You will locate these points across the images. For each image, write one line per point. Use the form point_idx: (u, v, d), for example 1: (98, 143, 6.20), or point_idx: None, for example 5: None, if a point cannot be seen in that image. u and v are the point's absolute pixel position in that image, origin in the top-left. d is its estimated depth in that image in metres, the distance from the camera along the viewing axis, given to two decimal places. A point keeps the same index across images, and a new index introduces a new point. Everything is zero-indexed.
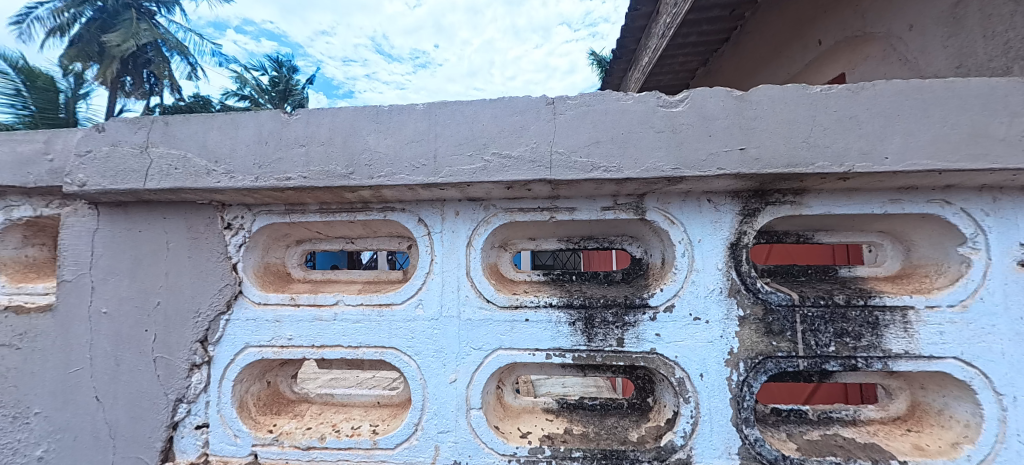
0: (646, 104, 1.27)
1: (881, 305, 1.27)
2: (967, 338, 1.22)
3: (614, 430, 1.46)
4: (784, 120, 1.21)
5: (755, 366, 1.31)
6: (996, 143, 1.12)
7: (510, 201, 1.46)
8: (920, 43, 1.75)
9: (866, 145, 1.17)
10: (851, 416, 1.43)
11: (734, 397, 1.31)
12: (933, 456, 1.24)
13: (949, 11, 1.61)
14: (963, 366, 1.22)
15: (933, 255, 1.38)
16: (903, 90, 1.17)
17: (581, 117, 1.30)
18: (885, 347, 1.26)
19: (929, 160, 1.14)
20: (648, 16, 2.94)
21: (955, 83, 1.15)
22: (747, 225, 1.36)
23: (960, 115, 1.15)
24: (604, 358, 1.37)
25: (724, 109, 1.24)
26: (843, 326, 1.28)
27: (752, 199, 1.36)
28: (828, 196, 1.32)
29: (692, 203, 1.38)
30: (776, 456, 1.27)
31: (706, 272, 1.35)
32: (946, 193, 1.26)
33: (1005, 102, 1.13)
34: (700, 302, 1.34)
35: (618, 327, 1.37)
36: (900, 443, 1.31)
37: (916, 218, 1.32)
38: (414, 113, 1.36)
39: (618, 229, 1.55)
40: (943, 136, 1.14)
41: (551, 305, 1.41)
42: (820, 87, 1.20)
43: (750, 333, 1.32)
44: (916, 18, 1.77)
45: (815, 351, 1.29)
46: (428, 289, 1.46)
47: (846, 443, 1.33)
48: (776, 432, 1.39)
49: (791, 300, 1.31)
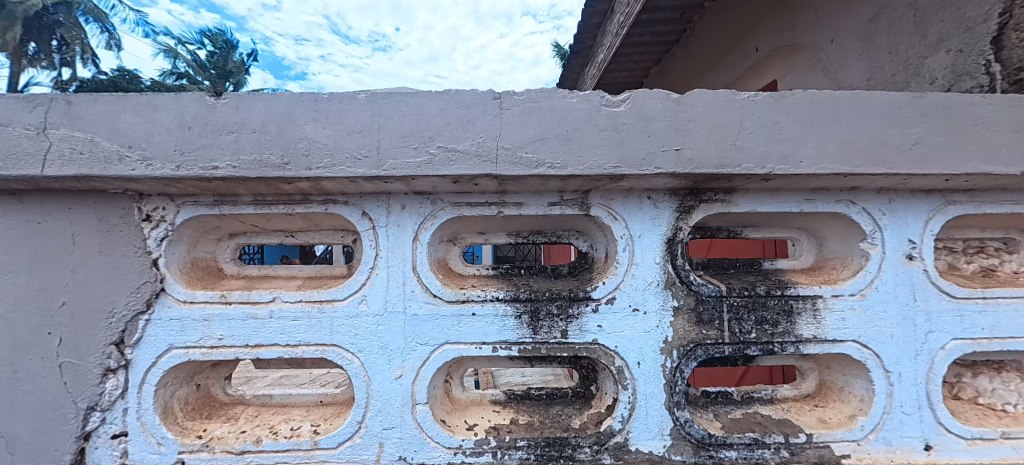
0: (590, 103, 1.31)
1: (797, 295, 1.39)
2: (865, 322, 1.37)
3: (558, 418, 1.50)
4: (715, 123, 1.29)
5: (687, 353, 1.41)
6: (891, 151, 1.26)
7: (458, 195, 1.45)
8: (838, 55, 1.92)
9: (786, 149, 1.27)
10: (770, 395, 1.56)
11: (667, 382, 1.40)
12: (834, 427, 1.38)
13: (863, 28, 1.78)
14: (860, 347, 1.37)
15: (841, 249, 1.51)
16: (818, 99, 1.28)
17: (528, 113, 1.31)
18: (798, 332, 1.39)
19: (836, 165, 1.26)
20: (603, 13, 2.98)
21: (861, 95, 1.27)
22: (682, 221, 1.45)
23: (864, 124, 1.27)
24: (548, 350, 1.42)
25: (662, 110, 1.30)
26: (763, 314, 1.39)
27: (688, 197, 1.44)
28: (754, 196, 1.42)
29: (633, 200, 1.44)
30: (703, 435, 1.38)
31: (645, 266, 1.43)
32: (852, 194, 1.40)
33: (900, 114, 1.26)
34: (640, 294, 1.42)
35: (562, 320, 1.42)
36: (808, 418, 1.45)
37: (828, 217, 1.45)
38: (356, 102, 1.30)
39: (563, 224, 1.58)
40: (849, 143, 1.26)
41: (497, 298, 1.42)
42: (747, 93, 1.29)
43: (683, 322, 1.41)
44: (837, 33, 1.93)
45: (739, 338, 1.40)
46: (373, 284, 1.42)
47: (764, 420, 1.45)
48: (704, 413, 1.48)
49: (720, 291, 1.41)
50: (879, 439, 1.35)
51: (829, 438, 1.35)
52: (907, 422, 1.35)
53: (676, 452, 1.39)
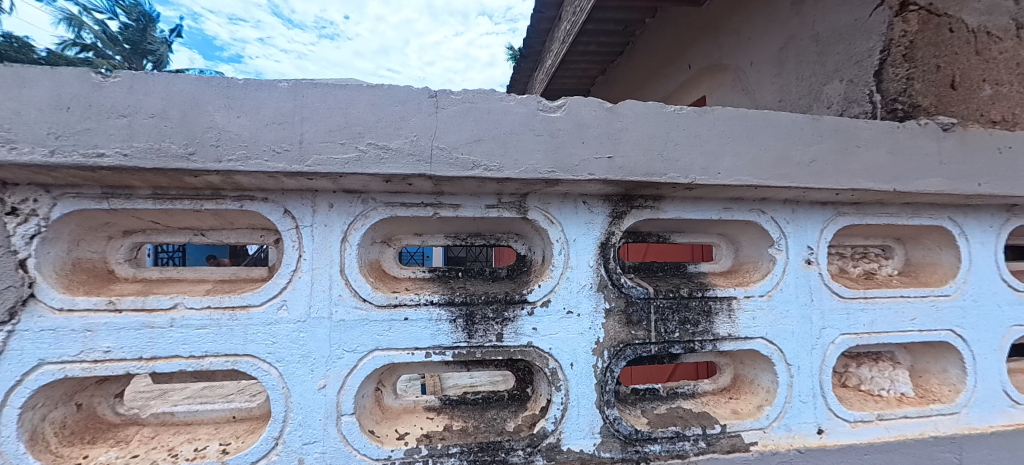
0: (527, 107, 1.32)
1: (715, 296, 1.48)
2: (771, 320, 1.49)
3: (492, 423, 1.49)
4: (645, 134, 1.35)
5: (617, 353, 1.46)
6: (794, 166, 1.39)
7: (392, 195, 1.39)
8: (756, 77, 2.11)
9: (706, 161, 1.37)
10: (692, 390, 1.66)
11: (598, 382, 1.45)
12: (744, 417, 1.49)
13: (776, 54, 1.97)
14: (767, 343, 1.49)
15: (753, 254, 1.63)
16: (734, 116, 1.38)
17: (464, 113, 1.29)
18: (715, 331, 1.49)
19: (748, 177, 1.37)
20: (551, 20, 3.03)
21: (769, 114, 1.39)
22: (615, 226, 1.50)
23: (773, 141, 1.39)
24: (483, 354, 1.40)
25: (597, 118, 1.34)
26: (686, 314, 1.48)
27: (620, 203, 1.50)
28: (679, 203, 1.51)
29: (569, 205, 1.47)
30: (630, 431, 1.44)
31: (579, 269, 1.46)
32: (763, 204, 1.52)
33: (801, 134, 1.39)
34: (573, 297, 1.45)
35: (498, 323, 1.41)
36: (723, 409, 1.56)
37: (743, 224, 1.57)
38: (277, 91, 1.20)
39: (502, 227, 1.58)
40: (760, 158, 1.38)
41: (431, 302, 1.38)
42: (673, 107, 1.36)
43: (614, 323, 1.46)
44: (755, 57, 2.11)
45: (664, 338, 1.47)
46: (294, 289, 1.31)
47: (685, 414, 1.54)
48: (632, 410, 1.55)
49: (648, 293, 1.48)
50: (781, 426, 1.47)
51: (740, 428, 1.46)
52: (805, 410, 1.48)
53: (605, 449, 1.43)
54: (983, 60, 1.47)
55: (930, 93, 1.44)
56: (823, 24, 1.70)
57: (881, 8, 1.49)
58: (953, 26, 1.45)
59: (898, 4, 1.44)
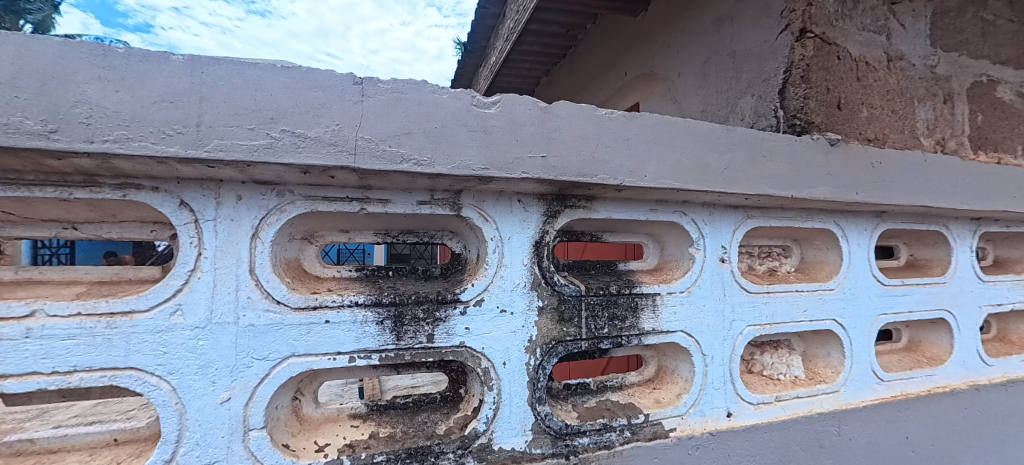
0: (461, 101, 1.28)
1: (641, 293, 1.56)
2: (690, 315, 1.60)
3: (423, 426, 1.44)
4: (577, 135, 1.38)
5: (549, 350, 1.49)
6: (711, 172, 1.50)
7: (313, 188, 1.28)
8: (682, 88, 2.26)
9: (633, 164, 1.43)
10: (620, 382, 1.74)
11: (530, 380, 1.46)
12: (665, 406, 1.58)
13: (699, 67, 2.12)
14: (685, 336, 1.60)
15: (676, 253, 1.73)
16: (659, 122, 1.46)
17: (393, 104, 1.22)
18: (641, 326, 1.56)
19: (671, 181, 1.46)
20: (496, 16, 3.01)
21: (690, 123, 1.49)
22: (549, 225, 1.52)
23: (693, 148, 1.49)
24: (413, 356, 1.35)
25: (531, 116, 1.34)
26: (614, 311, 1.54)
27: (554, 202, 1.52)
28: (610, 204, 1.57)
29: (504, 203, 1.46)
30: (560, 426, 1.46)
31: (513, 267, 1.46)
32: (684, 206, 1.63)
33: (717, 142, 1.51)
34: (507, 295, 1.44)
35: (428, 324, 1.36)
36: (647, 399, 1.65)
37: (667, 225, 1.66)
38: (169, 65, 1.04)
39: (435, 224, 1.53)
40: (681, 163, 1.47)
41: (356, 303, 1.30)
42: (604, 110, 1.41)
43: (547, 321, 1.48)
44: (681, 69, 2.27)
45: (594, 334, 1.52)
46: (192, 291, 1.16)
47: (612, 406, 1.61)
48: (564, 405, 1.58)
49: (579, 290, 1.52)
50: (696, 412, 1.58)
51: (661, 416, 1.54)
52: (717, 396, 1.61)
53: (536, 445, 1.44)
54: (862, 85, 1.68)
55: (821, 112, 1.62)
56: (738, 43, 1.86)
57: (785, 31, 1.63)
58: (839, 56, 1.65)
59: (799, 29, 1.60)
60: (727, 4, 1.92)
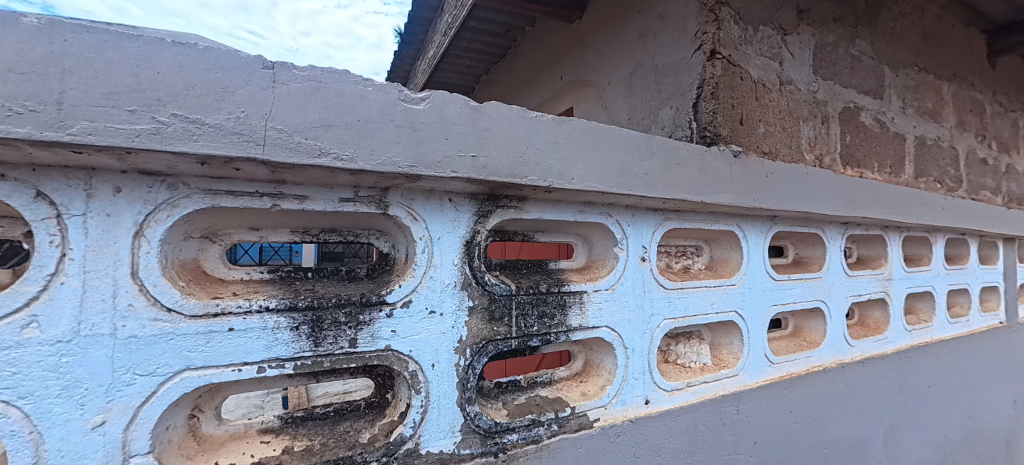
0: (387, 95, 1.23)
1: (569, 291, 1.62)
2: (614, 310, 1.70)
3: (344, 436, 1.36)
4: (508, 136, 1.40)
5: (478, 350, 1.49)
6: (633, 177, 1.59)
7: (214, 180, 1.15)
8: (611, 96, 2.40)
9: (562, 167, 1.47)
10: (549, 378, 1.80)
11: (459, 380, 1.45)
12: (590, 398, 1.66)
13: (626, 77, 2.26)
14: (610, 331, 1.69)
15: (603, 252, 1.82)
16: (586, 128, 1.53)
17: (310, 93, 1.13)
18: (569, 323, 1.63)
19: (597, 184, 1.53)
20: (434, 9, 2.95)
21: (614, 130, 1.58)
22: (480, 225, 1.52)
23: (617, 154, 1.58)
24: (333, 363, 1.27)
25: (462, 115, 1.33)
26: (544, 309, 1.58)
27: (486, 202, 1.52)
28: (540, 205, 1.60)
29: (435, 202, 1.43)
30: (490, 424, 1.47)
31: (443, 267, 1.43)
32: (610, 208, 1.72)
33: (639, 149, 1.61)
34: (436, 296, 1.42)
35: (351, 328, 1.29)
36: (573, 393, 1.72)
37: (594, 225, 1.75)
38: (19, 29, 0.85)
39: (360, 222, 1.45)
40: (606, 168, 1.55)
41: (266, 309, 1.19)
42: (534, 113, 1.44)
43: (477, 321, 1.49)
44: (610, 78, 2.40)
45: (524, 332, 1.56)
46: (51, 299, 0.97)
47: (541, 401, 1.65)
48: (494, 403, 1.60)
49: (510, 289, 1.54)
50: (618, 402, 1.68)
51: (586, 408, 1.62)
52: (636, 385, 1.73)
53: (465, 446, 1.44)
54: (760, 104, 1.90)
55: (727, 126, 1.80)
56: (660, 57, 2.01)
57: (699, 51, 1.80)
58: (742, 76, 1.84)
59: (710, 50, 1.76)
60: (651, 21, 2.06)
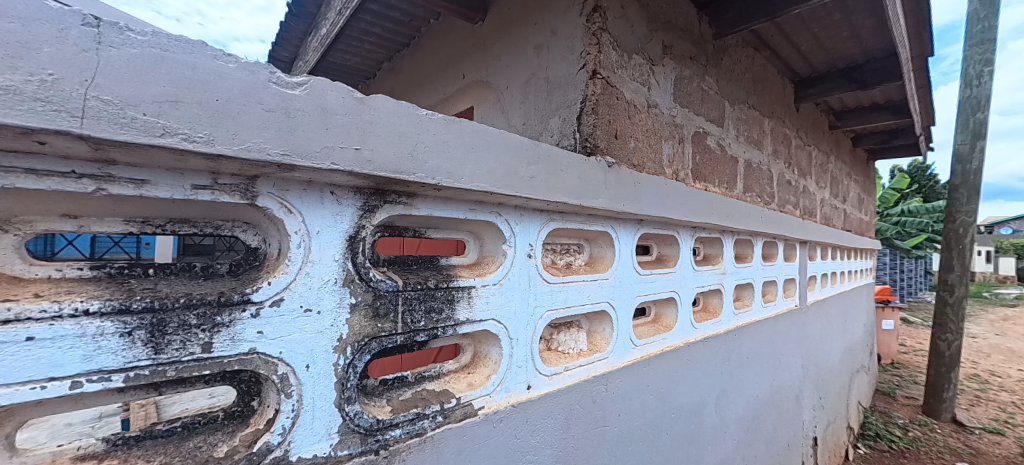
0: (255, 76, 1.10)
1: (458, 286, 1.68)
2: (500, 304, 1.81)
3: (195, 452, 1.21)
4: (396, 132, 1.39)
5: (361, 348, 1.46)
6: (520, 180, 1.71)
7: (4, 153, 0.90)
8: (508, 100, 2.52)
9: (451, 166, 1.51)
10: (438, 372, 1.82)
11: (338, 380, 1.40)
12: (476, 387, 1.75)
13: (522, 85, 2.40)
14: (496, 323, 1.80)
15: (494, 250, 1.92)
16: (475, 130, 1.60)
17: (152, 62, 0.95)
18: (456, 317, 1.69)
19: (485, 184, 1.61)
20: None
21: (503, 134, 1.68)
22: (366, 220, 1.48)
23: (506, 157, 1.68)
24: (179, 371, 1.12)
25: (344, 106, 1.28)
26: (431, 304, 1.62)
27: (372, 196, 1.48)
28: (430, 202, 1.63)
29: (314, 194, 1.35)
30: (371, 422, 1.45)
31: (322, 263, 1.36)
32: (499, 208, 1.82)
33: (525, 154, 1.74)
34: (313, 294, 1.33)
35: (204, 331, 1.14)
36: (460, 384, 1.78)
37: (485, 224, 1.83)
38: None
39: (221, 213, 1.29)
40: (495, 169, 1.64)
41: (84, 313, 0.99)
42: (424, 111, 1.46)
43: (359, 318, 1.45)
44: (507, 83, 2.52)
45: (410, 327, 1.57)
46: None
47: (427, 394, 1.68)
48: (377, 401, 1.58)
49: (396, 285, 1.54)
50: (502, 389, 1.80)
51: (472, 397, 1.70)
52: (519, 373, 1.87)
53: (343, 447, 1.40)
54: (631, 122, 2.20)
55: (604, 139, 2.04)
56: (551, 70, 2.19)
57: (582, 69, 2.00)
58: (617, 97, 2.10)
59: (591, 70, 1.98)
60: (545, 35, 2.22)
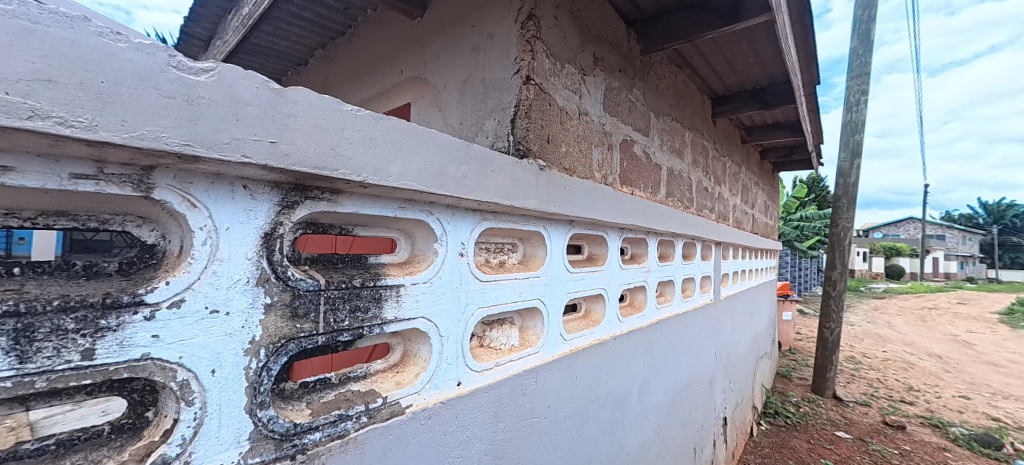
0: (150, 57, 1.00)
1: (385, 285, 1.66)
2: (430, 302, 1.82)
3: None
4: (316, 126, 1.34)
5: (276, 350, 1.39)
6: (450, 179, 1.74)
7: None
8: (444, 99, 2.53)
9: (378, 164, 1.49)
10: (364, 372, 1.78)
11: (250, 385, 1.33)
12: (404, 385, 1.75)
13: (458, 86, 2.42)
14: (426, 322, 1.81)
15: (425, 248, 1.93)
16: (404, 128, 1.60)
17: (20, 35, 0.84)
18: (383, 315, 1.67)
19: (414, 183, 1.61)
20: None
21: (433, 134, 1.70)
22: (284, 216, 1.42)
23: (436, 157, 1.69)
24: (51, 382, 0.97)
25: (258, 96, 1.20)
26: (356, 303, 1.59)
27: (292, 192, 1.42)
28: (357, 199, 1.59)
29: (222, 188, 1.26)
30: (287, 427, 1.39)
31: (231, 262, 1.27)
32: (431, 206, 1.83)
33: (456, 154, 1.78)
34: (220, 294, 1.24)
35: (84, 337, 1.02)
36: (388, 383, 1.77)
37: (415, 222, 1.83)
38: None
39: (107, 205, 1.16)
40: (424, 168, 1.65)
41: None
42: (349, 107, 1.43)
43: (275, 319, 1.38)
44: (444, 82, 2.53)
45: (332, 327, 1.53)
46: None
47: (352, 395, 1.64)
48: (296, 404, 1.51)
49: (318, 285, 1.49)
50: (431, 386, 1.82)
51: (399, 395, 1.69)
52: (449, 369, 1.90)
53: (254, 454, 1.33)
54: (563, 128, 2.31)
55: (536, 143, 2.13)
56: (487, 73, 2.24)
57: (516, 74, 2.07)
58: (550, 103, 2.21)
59: (524, 76, 2.05)
60: (482, 37, 2.26)
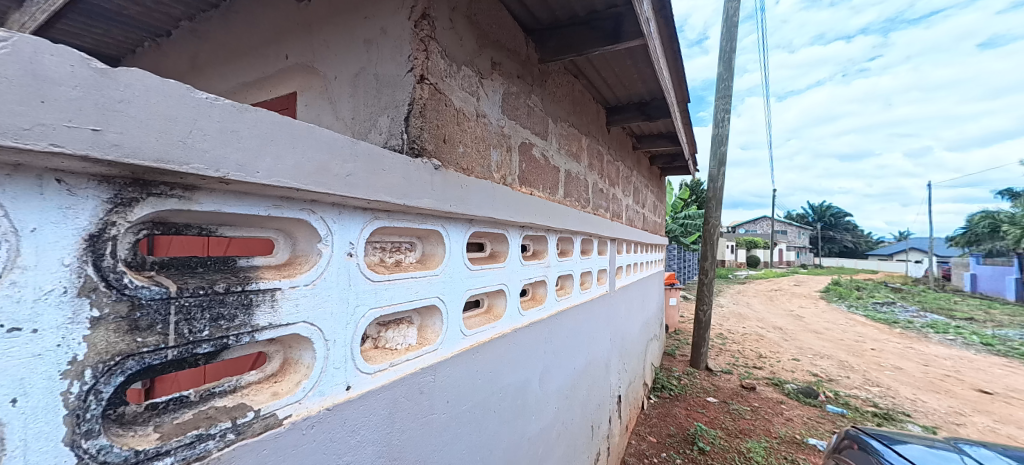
0: None
1: (256, 289, 1.53)
2: (313, 305, 1.73)
3: None
4: (159, 115, 1.16)
5: (108, 369, 1.18)
6: (332, 177, 1.66)
7: None
8: (336, 91, 2.41)
9: (243, 159, 1.35)
10: (233, 385, 1.62)
11: (70, 413, 1.11)
12: (282, 396, 1.63)
13: (351, 78, 2.32)
14: (309, 326, 1.72)
15: (307, 249, 1.83)
16: (277, 121, 1.48)
17: None
18: (254, 323, 1.54)
19: (289, 180, 1.50)
20: None
21: (312, 129, 1.61)
22: (118, 215, 1.21)
23: (315, 154, 1.61)
24: None
25: (74, 75, 1.01)
26: (219, 311, 1.44)
27: (129, 187, 1.22)
28: (219, 197, 1.42)
29: (24, 181, 1.02)
30: (126, 455, 1.21)
31: (39, 270, 1.04)
32: (313, 205, 1.73)
33: (340, 151, 1.71)
34: (22, 309, 1.01)
35: None
36: (262, 394, 1.63)
37: (294, 222, 1.72)
38: None
39: None
40: (302, 165, 1.55)
41: None
42: (204, 94, 1.27)
43: (105, 333, 1.18)
44: (336, 73, 2.41)
45: (186, 339, 1.37)
46: None
47: (214, 412, 1.48)
48: (138, 430, 1.32)
49: (166, 292, 1.31)
50: (315, 393, 1.73)
51: (275, 407, 1.57)
52: (336, 374, 1.82)
53: None
54: (460, 129, 2.37)
55: (432, 142, 2.15)
56: (380, 68, 2.18)
57: (410, 73, 2.06)
58: (446, 103, 2.24)
59: (418, 75, 2.05)
60: (375, 31, 2.20)
